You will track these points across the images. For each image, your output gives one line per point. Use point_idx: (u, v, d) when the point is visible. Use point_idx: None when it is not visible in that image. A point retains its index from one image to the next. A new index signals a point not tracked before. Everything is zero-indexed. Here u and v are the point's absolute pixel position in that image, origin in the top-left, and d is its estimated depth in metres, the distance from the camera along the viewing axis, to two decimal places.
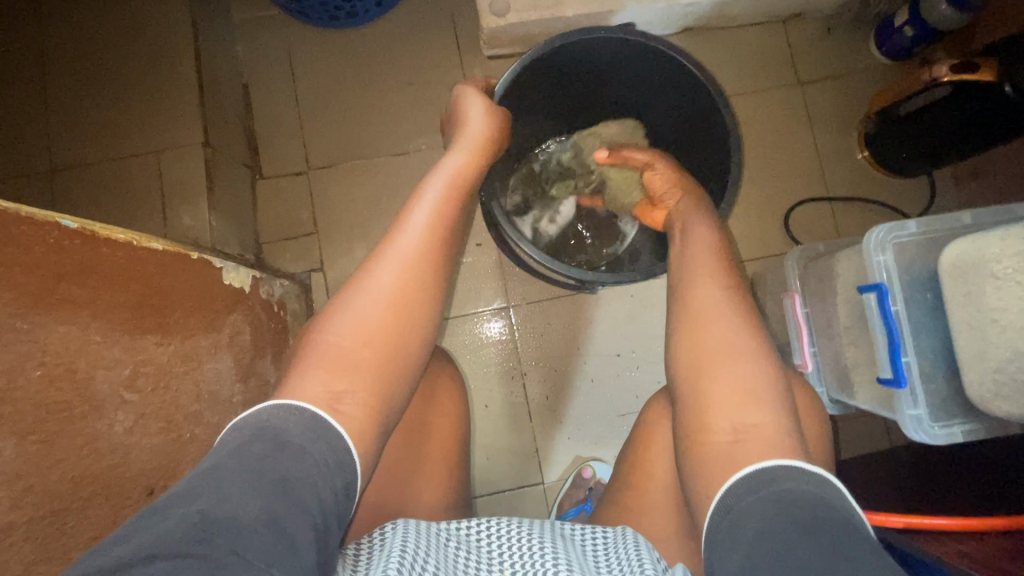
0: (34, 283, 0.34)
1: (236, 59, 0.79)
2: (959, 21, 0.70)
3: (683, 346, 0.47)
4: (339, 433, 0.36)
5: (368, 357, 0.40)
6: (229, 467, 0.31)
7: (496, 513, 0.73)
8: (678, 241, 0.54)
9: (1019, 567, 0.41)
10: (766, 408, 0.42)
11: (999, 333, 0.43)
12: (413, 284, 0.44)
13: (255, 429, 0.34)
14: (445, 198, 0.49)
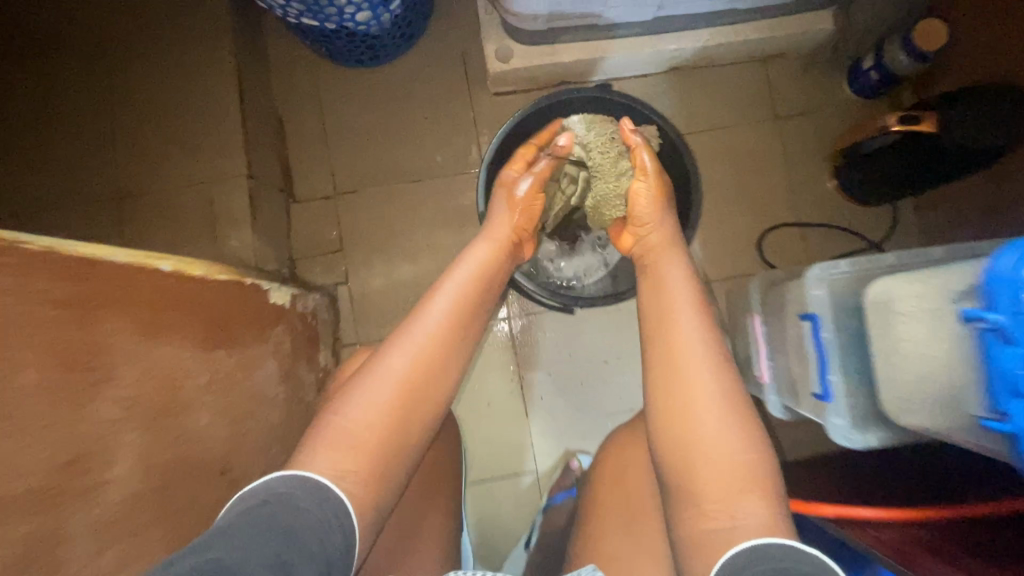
0: (147, 311, 0.45)
1: (273, 94, 0.90)
2: (917, 69, 0.78)
3: (671, 428, 0.54)
4: (340, 498, 0.44)
5: (370, 437, 0.49)
6: (239, 526, 0.38)
7: (496, 496, 0.85)
8: (655, 299, 0.63)
9: (921, 551, 0.50)
10: (758, 495, 0.48)
11: (900, 362, 0.51)
12: (419, 374, 0.54)
13: (261, 497, 0.41)
14: (463, 289, 0.62)
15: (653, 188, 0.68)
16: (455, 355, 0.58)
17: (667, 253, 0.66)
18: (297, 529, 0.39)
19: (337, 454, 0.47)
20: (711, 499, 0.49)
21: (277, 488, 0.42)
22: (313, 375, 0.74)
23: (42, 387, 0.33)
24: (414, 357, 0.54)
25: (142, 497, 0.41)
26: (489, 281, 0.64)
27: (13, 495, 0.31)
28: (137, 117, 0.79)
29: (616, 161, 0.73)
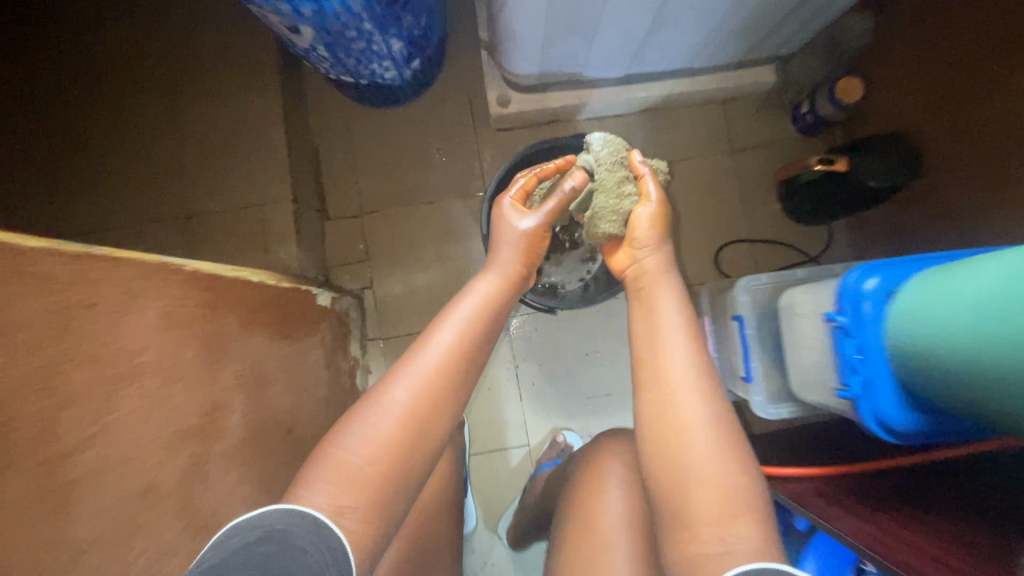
0: (245, 310, 0.62)
1: (311, 129, 1.07)
2: (843, 114, 0.94)
3: (657, 461, 0.56)
4: (336, 537, 0.48)
5: (371, 474, 0.53)
6: (236, 562, 0.42)
7: (494, 464, 1.02)
8: (653, 338, 0.64)
9: (820, 496, 0.67)
10: (748, 519, 0.50)
11: (797, 349, 0.68)
12: (417, 406, 0.57)
13: (260, 532, 0.45)
14: (463, 325, 0.65)
15: (653, 215, 0.72)
16: (453, 386, 0.61)
17: (660, 279, 0.69)
18: (291, 568, 0.43)
19: (335, 489, 0.51)
20: (701, 522, 0.51)
21: (272, 524, 0.46)
22: (346, 363, 0.92)
23: (196, 361, 0.50)
24: (413, 390, 0.58)
25: (246, 443, 0.58)
26: (495, 310, 0.70)
27: (189, 429, 0.48)
28: (201, 151, 0.96)
29: (621, 183, 0.77)
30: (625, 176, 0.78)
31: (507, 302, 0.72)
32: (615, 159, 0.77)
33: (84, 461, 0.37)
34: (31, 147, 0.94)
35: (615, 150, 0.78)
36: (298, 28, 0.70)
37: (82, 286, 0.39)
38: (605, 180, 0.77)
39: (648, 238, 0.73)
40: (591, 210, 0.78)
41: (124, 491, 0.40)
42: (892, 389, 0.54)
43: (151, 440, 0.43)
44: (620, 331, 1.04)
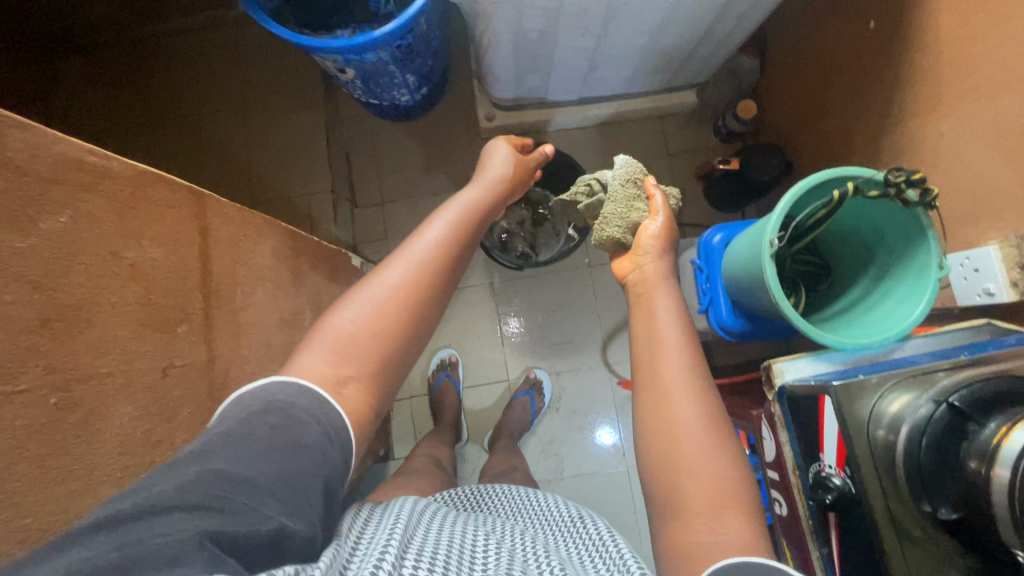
0: (313, 257, 0.93)
1: (344, 139, 1.38)
2: (745, 127, 1.24)
3: (655, 455, 0.61)
4: (337, 411, 0.47)
5: (371, 345, 0.54)
6: (238, 433, 0.41)
7: (481, 394, 1.33)
8: (651, 336, 0.70)
9: None
10: (737, 512, 0.55)
11: (686, 291, 0.99)
12: (416, 283, 0.58)
13: (263, 405, 0.44)
14: (454, 224, 0.66)
15: (660, 230, 0.81)
16: (445, 277, 0.62)
17: (660, 287, 0.76)
18: (299, 440, 0.43)
19: (336, 359, 0.51)
20: (693, 513, 0.56)
21: (276, 398, 0.45)
22: None
23: (285, 281, 0.80)
24: (411, 271, 0.59)
25: None
26: (478, 216, 0.71)
27: (283, 319, 0.78)
28: (277, 158, 1.34)
29: (631, 198, 0.86)
30: (638, 193, 0.87)
31: (489, 210, 0.74)
32: (635, 180, 0.87)
33: (242, 317, 0.66)
34: (162, 154, 1.32)
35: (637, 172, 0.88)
36: (345, 69, 1.02)
37: (239, 225, 0.69)
38: (620, 193, 0.86)
39: (651, 248, 0.80)
40: (603, 217, 0.86)
41: (257, 341, 0.69)
42: (726, 301, 0.85)
43: (267, 319, 0.73)
44: (580, 293, 1.35)
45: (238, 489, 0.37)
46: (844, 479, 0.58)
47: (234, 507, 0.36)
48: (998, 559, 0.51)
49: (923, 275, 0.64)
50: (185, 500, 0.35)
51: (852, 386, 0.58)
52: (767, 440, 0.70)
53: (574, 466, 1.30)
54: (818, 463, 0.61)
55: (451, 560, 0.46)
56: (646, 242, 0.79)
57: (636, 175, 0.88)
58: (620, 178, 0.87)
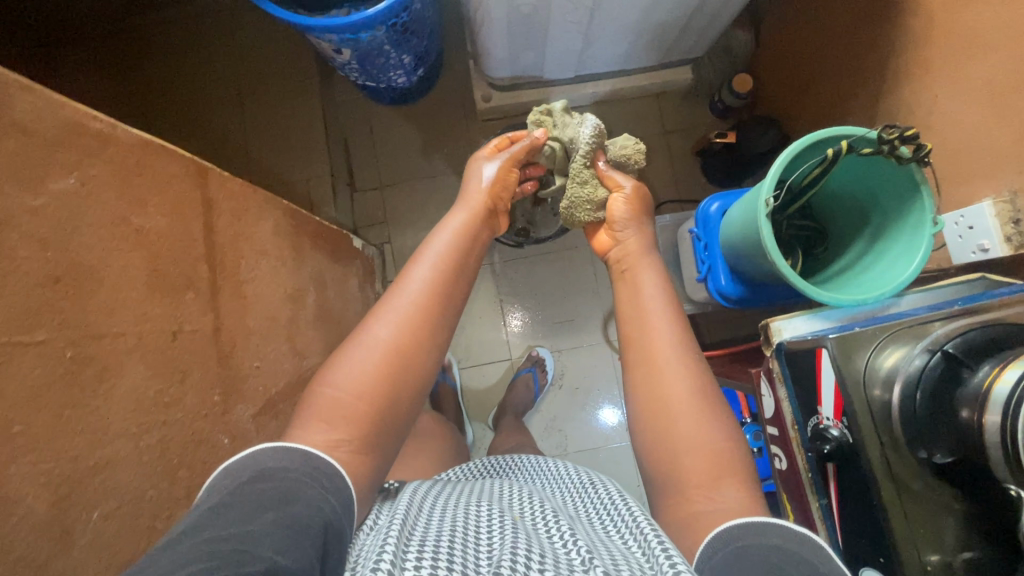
0: (314, 235, 0.93)
1: (339, 124, 1.39)
2: (741, 102, 1.24)
3: (651, 433, 0.64)
4: (330, 462, 0.52)
5: (359, 407, 0.58)
6: (230, 502, 0.45)
7: (484, 373, 1.35)
8: (640, 313, 0.73)
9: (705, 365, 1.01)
10: (734, 482, 0.58)
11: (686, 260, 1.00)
12: (401, 338, 0.62)
13: (253, 477, 0.49)
14: (436, 269, 0.70)
15: (629, 200, 0.83)
16: (430, 323, 0.66)
17: (643, 263, 0.78)
18: (289, 496, 0.47)
19: (324, 426, 0.56)
20: (694, 486, 0.58)
21: (263, 465, 0.50)
22: (372, 295, 1.23)
23: (288, 258, 0.81)
24: (394, 327, 0.63)
25: (316, 321, 0.89)
26: (467, 243, 0.76)
27: (287, 294, 0.79)
28: (273, 144, 1.35)
29: (589, 176, 0.86)
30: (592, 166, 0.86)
31: (477, 235, 0.78)
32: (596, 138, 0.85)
33: (247, 290, 0.67)
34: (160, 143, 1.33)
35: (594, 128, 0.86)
36: (340, 50, 1.02)
37: (241, 200, 0.69)
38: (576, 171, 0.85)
39: (628, 222, 0.83)
40: (567, 201, 0.87)
41: (263, 314, 0.71)
42: (724, 267, 0.86)
43: (272, 293, 0.74)
44: (580, 271, 1.36)
45: (237, 539, 0.41)
46: (842, 430, 0.59)
47: (232, 552, 0.39)
48: (998, 492, 0.53)
49: (918, 232, 0.65)
50: (185, 556, 0.38)
51: (848, 338, 0.59)
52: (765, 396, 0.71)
53: (577, 442, 1.31)
54: (816, 416, 0.62)
55: (453, 536, 0.49)
56: (619, 216, 0.81)
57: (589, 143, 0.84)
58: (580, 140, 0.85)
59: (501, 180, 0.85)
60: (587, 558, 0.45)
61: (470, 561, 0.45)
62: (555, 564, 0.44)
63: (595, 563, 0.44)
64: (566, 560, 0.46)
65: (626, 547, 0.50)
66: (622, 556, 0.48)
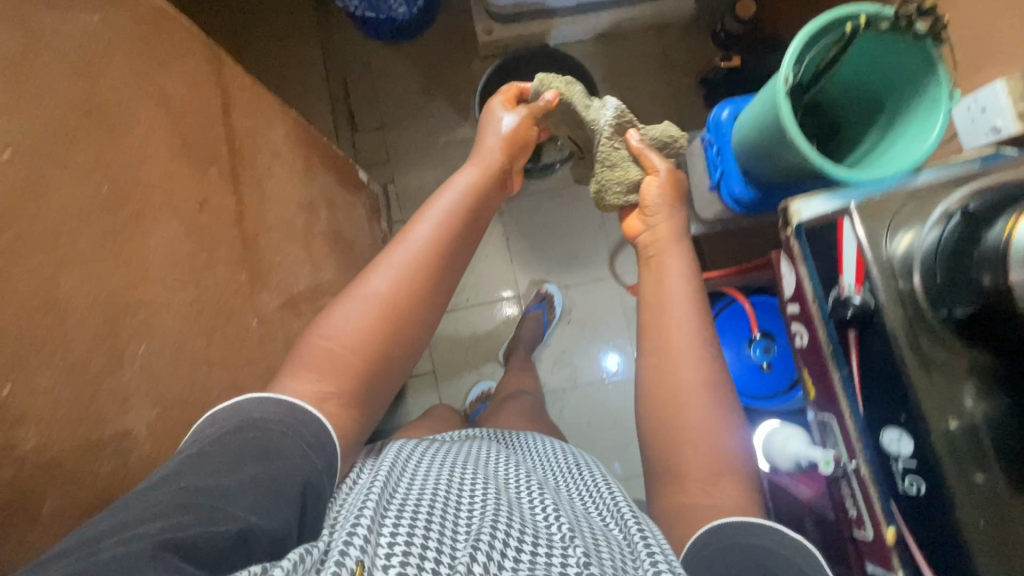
0: (323, 155, 0.92)
1: (338, 63, 1.36)
2: (744, 29, 1.23)
3: (657, 426, 0.66)
4: (315, 416, 0.53)
5: (350, 359, 0.58)
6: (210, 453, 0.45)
7: (492, 310, 1.35)
8: (662, 293, 0.73)
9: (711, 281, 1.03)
10: (731, 480, 0.60)
11: (697, 173, 1.00)
12: (396, 293, 0.62)
13: (236, 422, 0.48)
14: (436, 227, 0.68)
15: (663, 184, 0.80)
16: (427, 281, 0.65)
17: (671, 248, 0.76)
18: (268, 448, 0.47)
19: (312, 375, 0.56)
20: (692, 479, 0.61)
21: (250, 414, 0.50)
22: (378, 230, 1.23)
23: (299, 168, 0.80)
24: (392, 279, 0.63)
25: (329, 240, 0.88)
26: (475, 203, 0.73)
27: (301, 204, 0.78)
28: (271, 83, 1.35)
29: (623, 156, 0.83)
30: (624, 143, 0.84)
31: (488, 195, 0.76)
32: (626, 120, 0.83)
33: (263, 185, 0.66)
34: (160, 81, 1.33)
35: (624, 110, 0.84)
36: None
37: (253, 97, 0.68)
38: (608, 151, 0.83)
39: (659, 207, 0.80)
40: (600, 183, 0.84)
41: (280, 215, 0.70)
42: (737, 170, 0.87)
43: (287, 197, 0.73)
44: (585, 208, 1.36)
45: (212, 497, 0.41)
46: (863, 297, 0.59)
47: (207, 511, 0.40)
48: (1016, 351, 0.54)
49: (933, 109, 0.65)
50: (158, 510, 0.39)
51: (868, 206, 0.60)
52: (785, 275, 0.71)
53: (586, 374, 1.33)
54: (837, 287, 0.62)
55: (435, 504, 0.48)
56: (653, 200, 0.78)
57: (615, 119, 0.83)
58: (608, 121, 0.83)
59: (519, 133, 0.81)
60: (568, 536, 0.47)
61: (449, 536, 0.45)
62: (533, 556, 0.44)
63: (575, 542, 0.46)
64: (546, 539, 0.47)
65: (608, 530, 0.52)
66: (601, 535, 0.50)
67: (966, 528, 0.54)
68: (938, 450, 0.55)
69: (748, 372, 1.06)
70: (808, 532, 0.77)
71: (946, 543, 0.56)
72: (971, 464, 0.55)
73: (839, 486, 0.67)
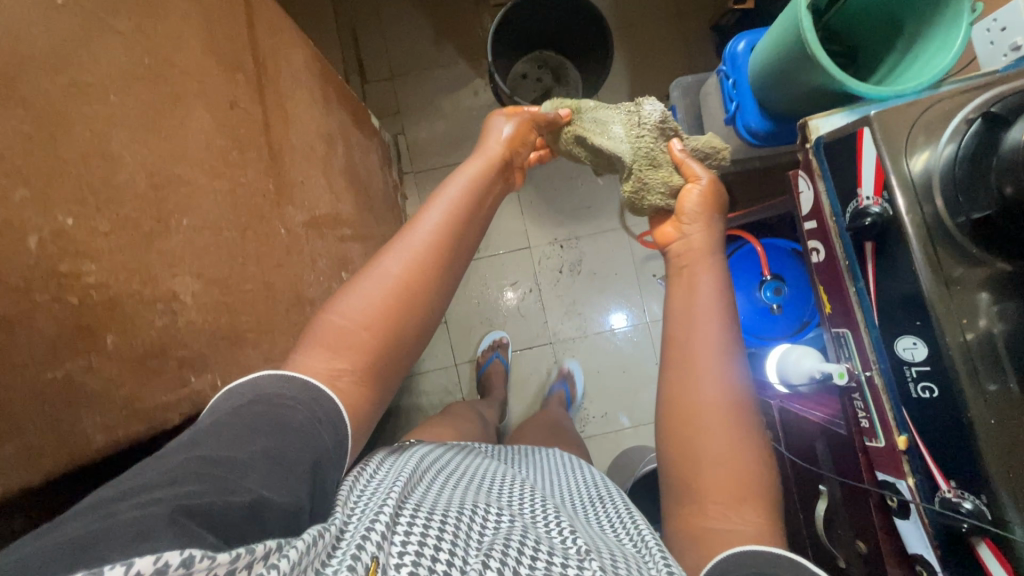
0: (338, 91, 0.93)
1: (347, 14, 1.36)
2: None
3: (671, 440, 0.65)
4: (330, 398, 0.48)
5: (364, 337, 0.53)
6: (225, 423, 0.42)
7: (503, 261, 1.36)
8: (687, 308, 0.70)
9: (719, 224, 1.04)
10: (754, 506, 0.59)
11: (711, 113, 1.00)
12: (410, 270, 0.57)
13: (254, 396, 0.46)
14: (454, 207, 0.63)
15: (704, 191, 0.77)
16: (444, 261, 0.60)
17: (704, 262, 0.72)
18: (284, 423, 0.44)
19: (329, 354, 0.52)
20: (712, 501, 0.60)
21: (263, 387, 0.47)
22: (390, 179, 1.23)
23: (317, 96, 0.80)
24: (407, 258, 0.58)
25: (346, 175, 0.89)
26: (482, 187, 0.67)
27: (319, 132, 0.78)
28: None
29: (659, 163, 0.84)
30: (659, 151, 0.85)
31: (492, 184, 0.72)
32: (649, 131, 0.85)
33: (283, 103, 0.67)
34: None
35: (646, 124, 0.86)
36: None
37: (272, 17, 0.69)
38: (641, 159, 0.85)
39: (697, 215, 0.77)
40: (639, 186, 0.84)
41: (300, 136, 0.71)
42: (754, 104, 0.86)
43: (307, 122, 0.74)
44: None
45: (222, 470, 0.38)
46: (882, 206, 0.60)
47: (216, 480, 0.37)
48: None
49: (955, 24, 0.65)
50: (162, 480, 0.36)
51: (890, 113, 0.60)
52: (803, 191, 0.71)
53: (596, 324, 1.35)
54: (855, 200, 0.63)
55: (449, 514, 0.47)
56: (691, 207, 0.76)
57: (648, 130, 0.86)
58: (623, 137, 0.87)
59: (518, 138, 0.80)
60: (584, 550, 0.45)
61: (461, 547, 0.44)
62: (549, 560, 0.44)
63: (590, 556, 0.45)
64: (562, 551, 0.46)
65: (627, 549, 0.51)
66: (619, 552, 0.49)
67: (981, 434, 0.56)
68: (954, 357, 0.57)
69: (757, 313, 1.07)
70: (820, 453, 0.78)
71: (956, 445, 0.58)
72: (986, 375, 0.57)
73: (851, 397, 0.69)
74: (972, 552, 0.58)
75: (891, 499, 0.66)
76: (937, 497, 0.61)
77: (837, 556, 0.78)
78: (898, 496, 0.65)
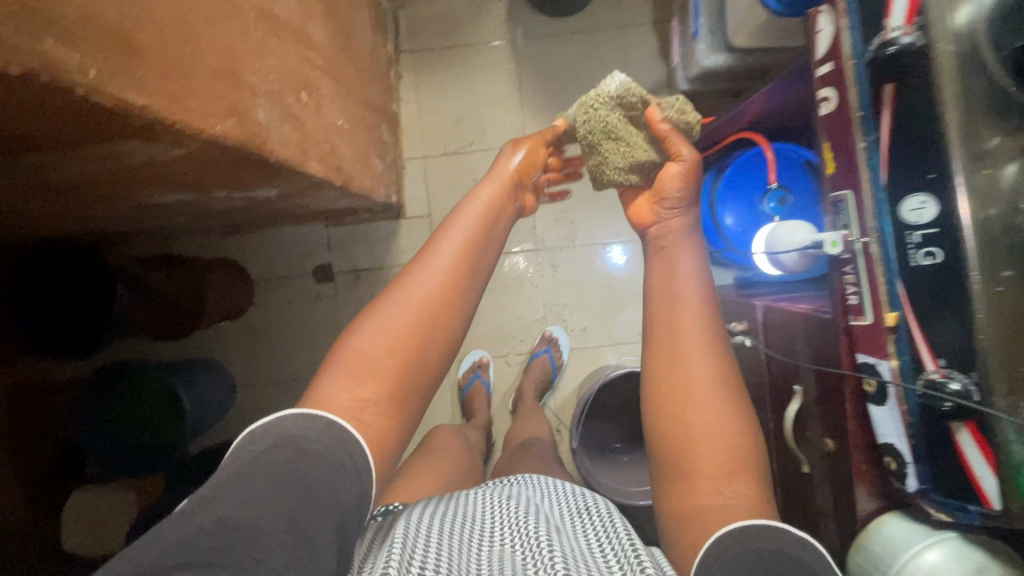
0: None
1: None
2: None
3: (661, 427, 0.64)
4: (351, 433, 0.53)
5: (389, 363, 0.59)
6: (245, 473, 0.46)
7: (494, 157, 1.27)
8: (673, 286, 0.69)
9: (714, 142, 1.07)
10: (745, 477, 0.59)
11: None
12: (432, 300, 0.63)
13: (274, 438, 0.50)
14: (457, 257, 0.66)
15: (684, 171, 0.70)
16: (461, 295, 0.65)
17: (684, 244, 0.71)
18: (308, 477, 0.47)
19: (354, 382, 0.57)
20: (704, 476, 0.60)
21: (285, 429, 0.51)
22: (383, 51, 1.15)
23: None
24: (427, 288, 0.63)
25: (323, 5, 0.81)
26: (490, 226, 0.70)
27: None
28: None
29: (624, 135, 0.73)
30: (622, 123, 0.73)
31: (503, 213, 0.73)
32: (597, 107, 0.72)
33: None
34: None
35: (596, 99, 0.73)
36: None
37: None
38: (601, 135, 0.73)
39: (678, 199, 0.71)
40: (600, 160, 0.75)
41: None
42: None
43: None
44: (606, 56, 1.25)
45: (246, 534, 0.41)
46: (912, 38, 0.51)
47: (240, 554, 0.39)
48: None
49: None
50: (185, 553, 0.38)
51: None
52: (820, 33, 0.61)
53: (587, 234, 1.28)
54: (880, 35, 0.54)
55: None
56: (670, 191, 0.70)
57: (608, 103, 0.73)
58: (576, 118, 0.75)
59: (531, 161, 0.77)
60: None
61: None
62: None
63: None
64: None
65: None
66: None
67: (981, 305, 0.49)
68: (965, 212, 0.50)
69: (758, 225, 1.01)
70: (798, 348, 0.71)
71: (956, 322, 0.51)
72: (1000, 259, 0.49)
73: (841, 270, 0.61)
74: (950, 436, 0.53)
75: (868, 383, 0.59)
76: (920, 378, 0.54)
77: (801, 460, 0.74)
78: (876, 378, 0.58)
